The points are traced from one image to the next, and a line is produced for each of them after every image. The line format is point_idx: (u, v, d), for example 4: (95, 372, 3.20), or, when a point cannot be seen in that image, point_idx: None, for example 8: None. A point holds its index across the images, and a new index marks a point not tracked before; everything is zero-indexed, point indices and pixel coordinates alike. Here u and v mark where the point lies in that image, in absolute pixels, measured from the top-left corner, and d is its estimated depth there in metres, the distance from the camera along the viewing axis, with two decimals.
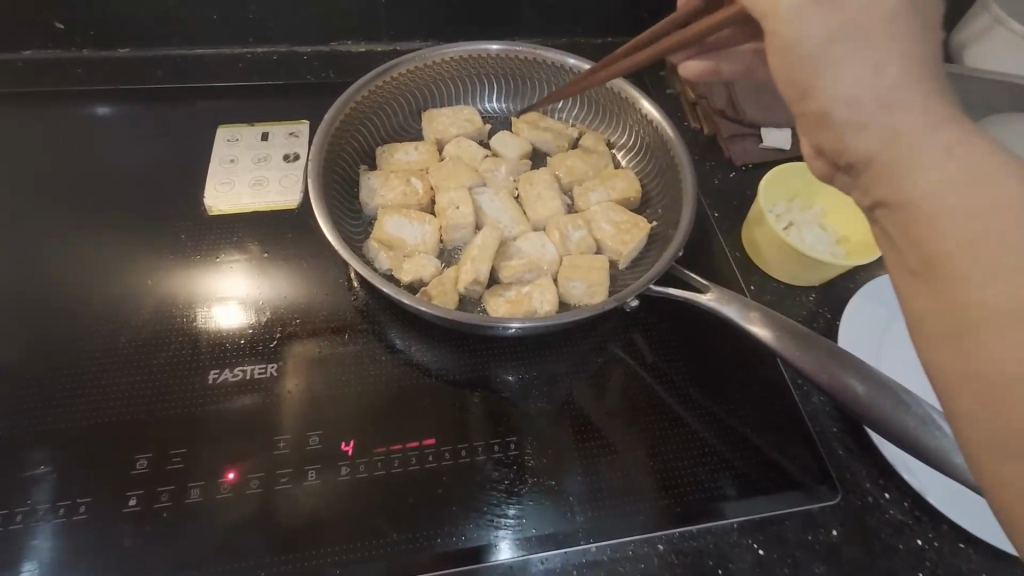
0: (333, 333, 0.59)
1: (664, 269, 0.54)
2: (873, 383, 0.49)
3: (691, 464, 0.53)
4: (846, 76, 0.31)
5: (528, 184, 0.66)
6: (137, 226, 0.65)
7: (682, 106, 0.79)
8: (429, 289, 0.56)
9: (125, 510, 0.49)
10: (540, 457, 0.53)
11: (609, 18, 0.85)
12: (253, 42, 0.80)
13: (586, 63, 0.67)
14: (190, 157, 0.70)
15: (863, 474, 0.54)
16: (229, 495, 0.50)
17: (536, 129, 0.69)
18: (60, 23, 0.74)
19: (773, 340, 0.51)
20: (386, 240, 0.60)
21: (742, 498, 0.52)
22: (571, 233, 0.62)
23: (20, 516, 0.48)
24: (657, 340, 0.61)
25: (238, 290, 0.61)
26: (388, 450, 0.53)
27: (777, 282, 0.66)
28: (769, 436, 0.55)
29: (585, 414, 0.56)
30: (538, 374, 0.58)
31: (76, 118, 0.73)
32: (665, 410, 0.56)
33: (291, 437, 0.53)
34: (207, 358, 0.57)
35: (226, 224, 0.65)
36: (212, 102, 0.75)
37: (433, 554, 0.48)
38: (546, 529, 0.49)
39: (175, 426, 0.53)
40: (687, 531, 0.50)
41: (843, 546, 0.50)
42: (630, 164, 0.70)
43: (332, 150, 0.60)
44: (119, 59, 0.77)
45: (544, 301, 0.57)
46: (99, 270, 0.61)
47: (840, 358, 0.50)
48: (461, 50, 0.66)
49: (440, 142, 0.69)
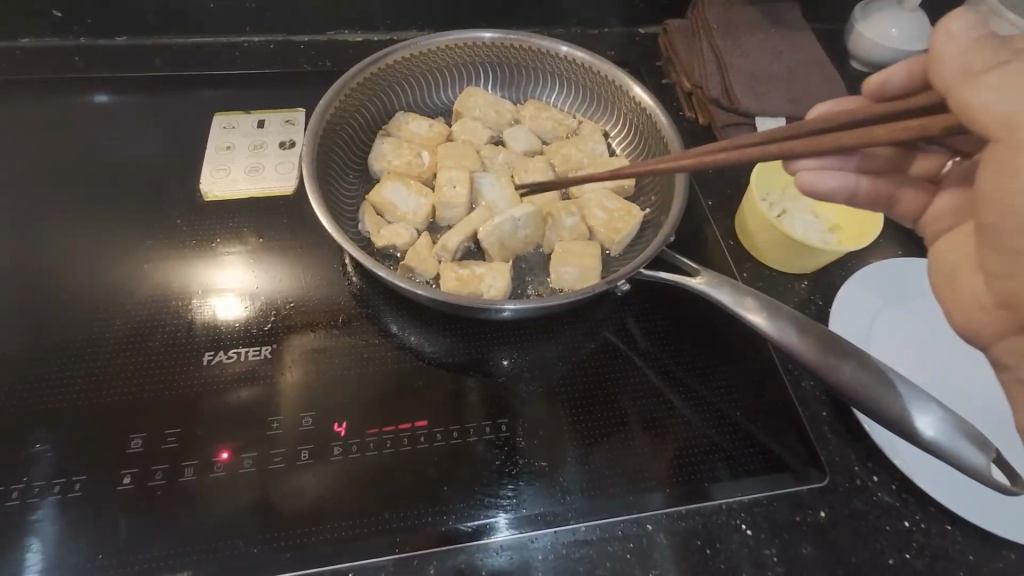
0: (328, 318, 0.60)
1: (654, 253, 0.54)
2: (860, 365, 0.49)
3: (682, 446, 0.54)
4: None
5: (522, 171, 0.66)
6: (137, 212, 0.65)
7: (678, 96, 0.83)
8: (406, 258, 0.57)
9: (118, 489, 0.49)
10: (531, 439, 0.53)
11: (608, 5, 0.86)
12: (249, 31, 0.80)
13: (579, 50, 0.67)
14: (186, 146, 0.71)
15: (853, 458, 0.54)
16: (222, 475, 0.50)
17: (534, 115, 0.69)
18: (57, 12, 0.74)
19: (765, 325, 0.51)
20: (381, 205, 0.61)
21: (734, 480, 0.52)
22: (565, 218, 0.61)
23: (17, 494, 0.49)
24: (649, 326, 0.61)
25: (237, 277, 0.62)
26: (380, 432, 0.53)
27: (769, 269, 0.66)
28: (758, 420, 0.56)
29: (576, 397, 0.56)
30: (531, 358, 0.58)
31: (74, 106, 0.73)
32: (656, 394, 0.57)
33: (285, 418, 0.53)
34: (203, 342, 0.57)
35: (222, 210, 0.66)
36: (211, 91, 0.76)
37: (424, 533, 0.49)
38: (536, 509, 0.50)
39: (171, 408, 0.53)
40: (673, 512, 0.51)
41: (831, 527, 0.51)
42: (625, 152, 0.69)
43: (327, 137, 0.60)
44: (116, 47, 0.78)
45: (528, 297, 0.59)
46: (94, 256, 0.62)
47: (829, 342, 0.50)
48: (451, 39, 0.66)
49: (458, 118, 0.69)
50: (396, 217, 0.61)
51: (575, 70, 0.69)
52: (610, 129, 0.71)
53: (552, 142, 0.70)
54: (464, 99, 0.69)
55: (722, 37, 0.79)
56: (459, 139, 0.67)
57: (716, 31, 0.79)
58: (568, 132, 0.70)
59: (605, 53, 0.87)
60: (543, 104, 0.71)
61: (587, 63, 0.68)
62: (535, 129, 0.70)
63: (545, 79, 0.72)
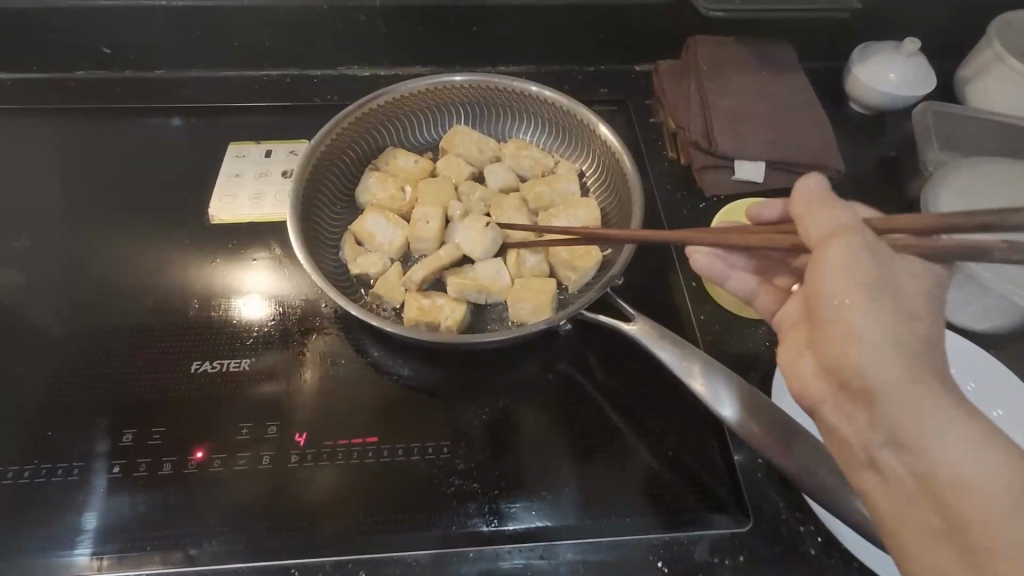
0: (301, 336, 0.66)
1: (597, 295, 0.59)
2: (772, 422, 0.54)
3: (623, 478, 0.59)
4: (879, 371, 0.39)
5: (497, 207, 0.70)
6: (152, 229, 0.74)
7: (665, 135, 0.85)
8: (376, 286, 0.63)
9: (108, 476, 0.57)
10: (471, 462, 0.59)
11: (602, 45, 0.90)
12: (270, 67, 0.89)
13: (554, 92, 0.71)
14: (202, 171, 0.79)
15: (781, 505, 0.58)
16: (195, 471, 0.57)
17: (512, 153, 0.74)
18: (107, 48, 0.85)
19: (689, 375, 0.56)
20: (362, 234, 0.67)
21: (665, 514, 0.57)
22: (527, 258, 0.66)
23: (29, 473, 0.57)
24: (610, 361, 0.66)
25: (263, 283, 0.69)
26: (335, 443, 0.59)
27: (728, 313, 0.68)
28: (700, 459, 0.61)
29: (521, 425, 0.61)
30: (489, 385, 0.64)
31: (112, 130, 0.83)
32: (608, 425, 0.62)
33: (254, 425, 0.60)
34: (192, 350, 0.64)
35: (226, 230, 0.73)
36: (230, 120, 0.84)
37: (364, 539, 0.55)
38: (471, 527, 0.55)
39: (155, 408, 0.61)
40: (614, 540, 0.55)
41: (748, 570, 0.55)
42: (596, 192, 0.73)
43: (318, 172, 0.67)
44: (155, 79, 0.88)
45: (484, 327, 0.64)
46: (111, 267, 0.70)
47: (754, 398, 0.55)
48: (426, 83, 0.71)
49: (442, 154, 0.75)
50: (374, 246, 0.67)
51: (554, 111, 0.73)
52: (586, 168, 0.75)
53: (530, 179, 0.74)
54: (449, 136, 0.74)
55: (708, 79, 0.81)
56: (442, 174, 0.73)
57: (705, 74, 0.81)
58: (546, 170, 0.74)
59: (598, 90, 0.91)
60: (524, 142, 0.75)
61: (563, 105, 0.72)
62: (513, 165, 0.74)
63: (527, 118, 0.76)
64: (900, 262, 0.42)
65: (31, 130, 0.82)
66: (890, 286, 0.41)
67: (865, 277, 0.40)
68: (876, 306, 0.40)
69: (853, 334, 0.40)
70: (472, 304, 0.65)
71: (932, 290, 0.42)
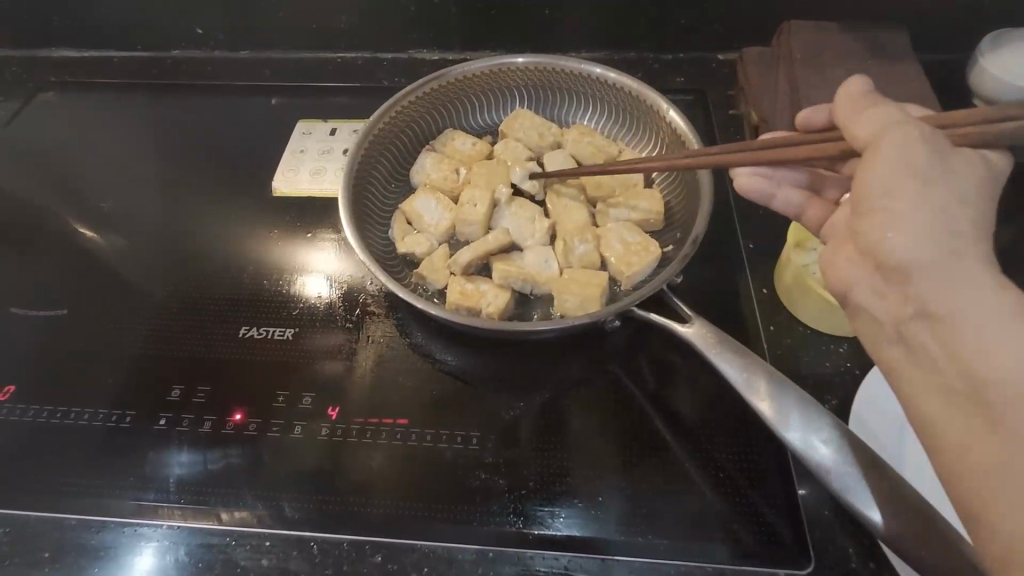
0: (345, 311, 0.66)
1: (652, 291, 0.54)
2: (841, 450, 0.47)
3: (665, 494, 0.54)
4: (894, 223, 0.40)
5: (554, 195, 0.67)
6: (222, 199, 0.77)
7: (745, 127, 0.78)
8: (421, 266, 0.62)
9: (153, 427, 0.60)
10: (498, 457, 0.56)
11: (683, 32, 0.84)
12: (343, 48, 0.90)
13: (622, 75, 0.66)
14: (274, 147, 0.82)
15: (850, 551, 0.51)
16: (231, 433, 0.59)
17: (574, 137, 0.70)
18: (199, 29, 0.90)
19: (748, 390, 0.50)
20: (412, 214, 0.66)
21: (710, 542, 0.51)
22: (576, 245, 0.63)
23: (88, 416, 0.61)
24: (661, 366, 0.61)
25: (328, 262, 0.70)
26: (365, 422, 0.58)
27: (801, 327, 0.61)
28: (756, 484, 0.54)
29: (558, 424, 0.58)
30: (527, 377, 0.61)
31: (197, 104, 0.88)
32: (654, 433, 0.57)
33: (290, 394, 0.61)
34: (242, 317, 0.66)
35: (287, 205, 0.76)
36: (303, 99, 0.87)
37: (384, 521, 0.53)
38: (497, 526, 0.52)
39: (203, 368, 0.63)
40: (649, 561, 0.50)
41: None
42: (662, 184, 0.68)
43: (374, 150, 0.67)
44: (240, 59, 0.92)
45: (527, 318, 0.61)
46: (181, 233, 0.74)
47: (820, 421, 0.48)
48: (489, 64, 0.69)
49: (501, 138, 0.72)
50: (423, 226, 0.66)
51: (621, 97, 0.69)
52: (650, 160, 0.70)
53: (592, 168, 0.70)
54: (509, 120, 0.72)
55: (801, 67, 0.73)
56: (497, 157, 0.70)
57: (800, 59, 0.73)
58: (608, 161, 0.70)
59: (675, 78, 0.85)
60: (588, 128, 0.71)
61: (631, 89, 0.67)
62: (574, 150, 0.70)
63: (591, 103, 0.72)
64: (908, 147, 0.41)
65: (131, 103, 0.89)
66: (899, 171, 0.41)
67: (909, 174, 0.40)
68: (925, 201, 0.40)
69: (867, 214, 0.42)
70: (516, 293, 0.62)
71: (979, 188, 0.41)
